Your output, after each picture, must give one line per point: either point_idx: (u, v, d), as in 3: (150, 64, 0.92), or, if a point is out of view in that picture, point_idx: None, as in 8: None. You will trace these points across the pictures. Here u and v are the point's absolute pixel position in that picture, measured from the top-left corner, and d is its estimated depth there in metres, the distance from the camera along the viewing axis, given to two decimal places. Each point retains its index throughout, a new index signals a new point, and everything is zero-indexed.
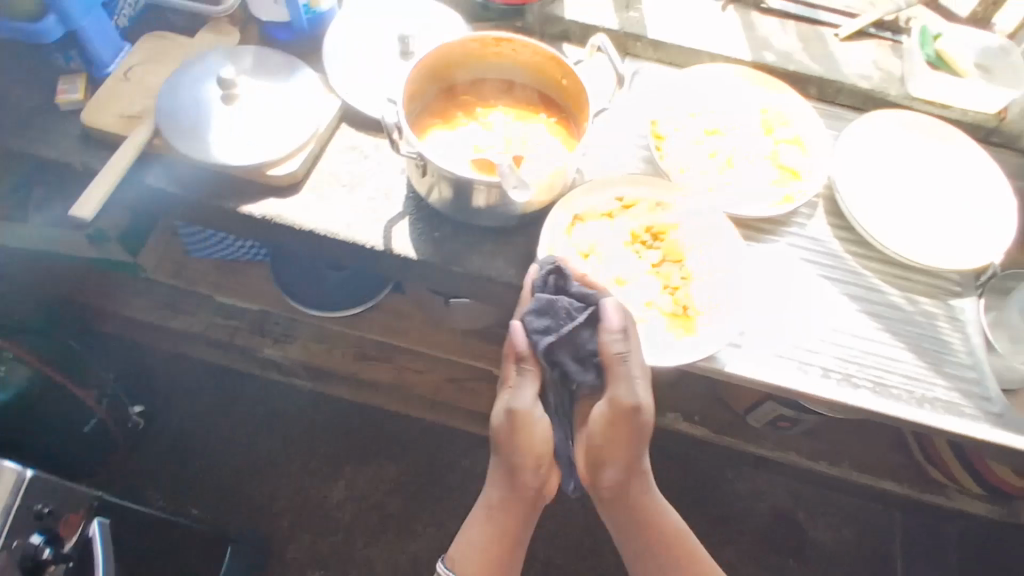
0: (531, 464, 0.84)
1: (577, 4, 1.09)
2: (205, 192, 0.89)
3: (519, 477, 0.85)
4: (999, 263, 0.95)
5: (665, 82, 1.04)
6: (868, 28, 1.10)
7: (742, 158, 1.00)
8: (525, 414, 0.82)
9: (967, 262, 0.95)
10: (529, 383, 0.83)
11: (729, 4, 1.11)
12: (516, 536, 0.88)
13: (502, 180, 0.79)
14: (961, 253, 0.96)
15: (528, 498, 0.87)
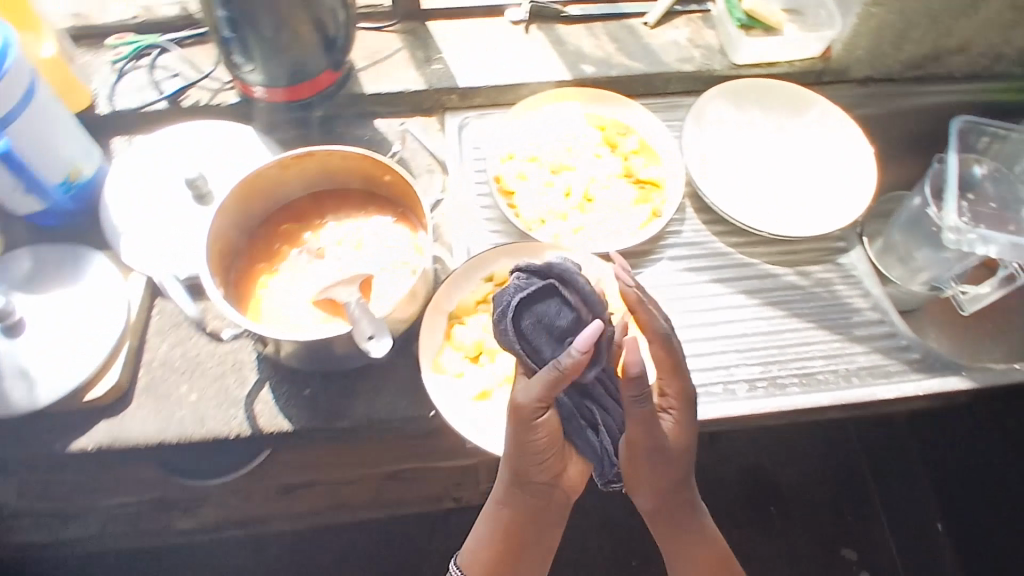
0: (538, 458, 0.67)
1: (374, 72, 0.98)
2: (23, 443, 0.75)
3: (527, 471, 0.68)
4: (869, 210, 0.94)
5: (497, 132, 0.96)
6: (674, 8, 1.06)
7: (599, 187, 0.94)
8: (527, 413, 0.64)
9: (843, 220, 0.94)
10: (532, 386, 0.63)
11: (530, 24, 1.04)
12: (525, 536, 0.71)
13: (354, 333, 0.67)
14: (831, 212, 0.95)
15: (542, 503, 0.70)
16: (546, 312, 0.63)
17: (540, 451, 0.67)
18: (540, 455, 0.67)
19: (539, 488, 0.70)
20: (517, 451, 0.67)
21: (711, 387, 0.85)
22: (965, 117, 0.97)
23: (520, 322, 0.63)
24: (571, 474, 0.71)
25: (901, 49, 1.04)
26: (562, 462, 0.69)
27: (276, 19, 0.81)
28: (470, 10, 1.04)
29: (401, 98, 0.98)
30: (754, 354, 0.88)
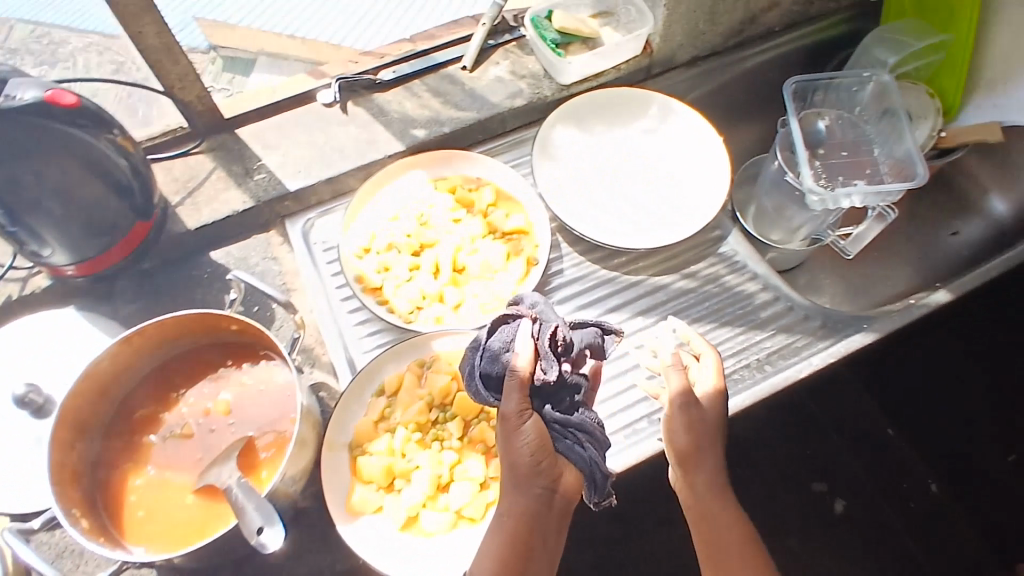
0: (532, 455, 0.64)
1: (195, 201, 0.90)
2: None
3: (527, 469, 0.64)
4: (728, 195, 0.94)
5: (344, 228, 0.89)
6: (487, 44, 1.02)
7: (465, 254, 0.89)
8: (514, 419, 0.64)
9: (713, 214, 0.92)
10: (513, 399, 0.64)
11: (347, 101, 0.97)
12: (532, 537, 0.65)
13: (244, 531, 0.62)
14: (698, 209, 0.94)
15: (547, 503, 0.65)
16: (501, 338, 0.68)
17: (534, 452, 0.64)
18: (543, 454, 0.64)
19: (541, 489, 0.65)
20: (512, 453, 0.64)
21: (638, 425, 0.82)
22: (795, 77, 0.95)
23: (480, 364, 0.68)
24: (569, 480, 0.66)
25: (717, 23, 1.02)
26: (558, 465, 0.65)
27: (58, 195, 0.71)
28: (279, 104, 0.96)
29: (233, 223, 0.90)
30: None
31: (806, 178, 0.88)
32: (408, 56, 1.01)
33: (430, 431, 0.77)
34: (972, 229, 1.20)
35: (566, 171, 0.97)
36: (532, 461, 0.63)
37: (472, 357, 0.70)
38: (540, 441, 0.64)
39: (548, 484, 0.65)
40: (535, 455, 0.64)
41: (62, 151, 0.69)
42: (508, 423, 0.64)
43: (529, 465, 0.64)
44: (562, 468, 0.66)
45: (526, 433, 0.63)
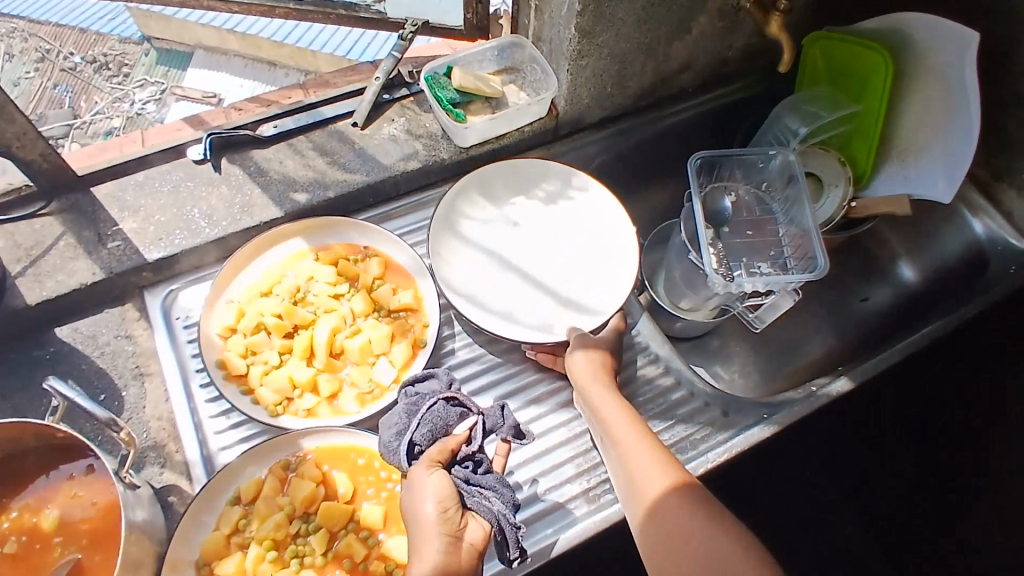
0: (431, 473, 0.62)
1: (37, 269, 0.80)
2: None
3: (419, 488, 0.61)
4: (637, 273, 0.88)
5: (206, 304, 0.80)
6: (381, 97, 0.95)
7: (347, 336, 0.81)
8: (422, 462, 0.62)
9: (617, 293, 0.87)
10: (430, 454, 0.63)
11: (222, 156, 0.89)
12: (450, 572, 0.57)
13: None
14: (603, 288, 0.89)
15: (455, 538, 0.59)
16: (439, 419, 0.66)
17: (439, 501, 0.60)
18: (449, 493, 0.60)
19: (448, 522, 0.59)
20: (419, 507, 0.60)
21: (528, 529, 0.76)
22: (701, 151, 0.93)
23: (415, 434, 0.65)
24: (473, 535, 0.60)
25: (625, 87, 0.98)
26: (460, 516, 0.60)
27: None
28: (144, 159, 0.87)
29: (81, 296, 0.80)
30: (562, 472, 0.80)
31: (705, 262, 0.85)
32: (294, 108, 0.93)
33: (288, 547, 0.69)
34: (880, 296, 1.15)
35: (462, 246, 0.90)
36: (442, 509, 0.59)
37: (399, 423, 0.66)
38: (442, 481, 0.61)
39: (457, 533, 0.59)
40: (442, 503, 0.60)
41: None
42: (414, 478, 0.62)
43: (437, 515, 0.59)
44: (467, 522, 0.61)
45: (422, 469, 0.62)
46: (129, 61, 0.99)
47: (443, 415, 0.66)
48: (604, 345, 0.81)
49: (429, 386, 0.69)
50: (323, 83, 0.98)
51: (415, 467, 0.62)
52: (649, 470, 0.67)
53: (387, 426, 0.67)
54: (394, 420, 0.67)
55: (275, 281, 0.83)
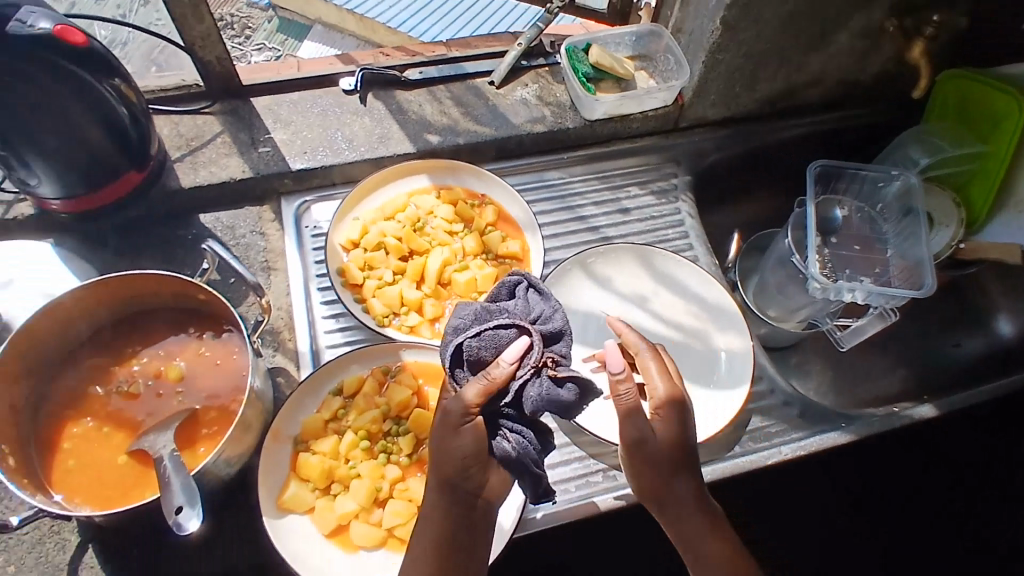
0: (455, 426, 0.56)
1: (194, 160, 0.88)
2: None
3: (446, 445, 0.56)
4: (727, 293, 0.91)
5: (336, 217, 0.88)
6: (520, 63, 1.01)
7: (455, 270, 0.86)
8: (449, 421, 0.56)
9: (702, 309, 0.91)
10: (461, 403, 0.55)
11: (368, 91, 0.96)
12: (457, 529, 0.58)
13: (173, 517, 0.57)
14: (693, 299, 0.91)
15: (472, 495, 0.58)
16: (490, 341, 0.57)
17: (463, 460, 0.56)
18: (471, 459, 0.56)
19: (466, 482, 0.57)
20: (442, 459, 0.57)
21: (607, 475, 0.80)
22: (821, 161, 0.96)
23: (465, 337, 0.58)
24: (495, 486, 0.58)
25: (753, 91, 1.00)
26: (485, 469, 0.57)
27: (49, 132, 0.71)
28: (299, 82, 0.95)
29: (227, 190, 0.89)
30: None
31: (812, 264, 0.87)
32: (438, 60, 1.00)
33: (379, 441, 0.74)
34: (973, 345, 1.13)
35: (589, 290, 0.90)
36: (459, 467, 0.56)
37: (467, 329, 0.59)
38: (464, 448, 0.56)
39: (474, 489, 0.58)
40: (465, 462, 0.56)
41: (48, 80, 0.67)
42: (443, 422, 0.56)
43: (457, 471, 0.57)
44: (490, 471, 0.58)
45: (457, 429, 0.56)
46: (252, 24, 0.98)
47: (500, 340, 0.57)
48: (676, 431, 0.60)
49: (523, 311, 0.60)
50: (463, 44, 1.05)
51: (442, 420, 0.56)
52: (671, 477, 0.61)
53: (462, 317, 0.60)
54: (472, 313, 0.60)
55: (400, 209, 0.89)
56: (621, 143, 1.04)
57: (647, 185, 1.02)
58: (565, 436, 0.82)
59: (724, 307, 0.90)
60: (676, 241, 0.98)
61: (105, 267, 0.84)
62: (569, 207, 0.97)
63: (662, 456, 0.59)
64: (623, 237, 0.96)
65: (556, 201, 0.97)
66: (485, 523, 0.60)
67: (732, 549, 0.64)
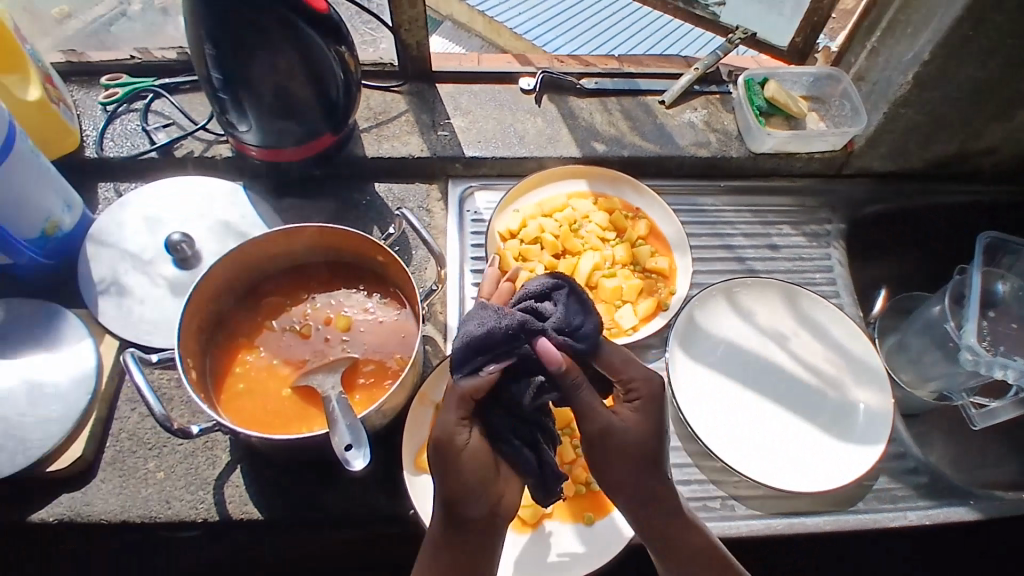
0: (454, 440, 0.55)
1: (377, 132, 0.95)
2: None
3: (449, 464, 0.55)
4: (871, 348, 0.89)
5: (499, 207, 0.92)
6: (693, 87, 1.03)
7: (604, 276, 0.88)
8: (448, 439, 0.55)
9: (841, 358, 0.89)
10: (455, 415, 0.55)
11: (544, 93, 1.00)
12: (471, 541, 0.57)
13: (342, 455, 0.62)
14: (833, 347, 0.90)
15: (480, 513, 0.56)
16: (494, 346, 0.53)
17: (463, 479, 0.55)
18: (483, 482, 0.55)
19: (472, 504, 0.56)
20: (447, 479, 0.55)
21: (725, 503, 0.81)
22: (991, 232, 0.94)
23: (473, 331, 0.53)
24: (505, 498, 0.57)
25: (926, 149, 0.99)
26: (491, 484, 0.56)
27: (273, 86, 0.79)
28: (482, 76, 1.01)
29: (404, 164, 0.95)
30: (772, 466, 0.82)
31: (970, 334, 0.87)
32: (613, 74, 1.04)
33: None
34: None
35: (730, 319, 0.91)
36: (462, 487, 0.55)
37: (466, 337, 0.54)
38: (475, 470, 0.55)
39: (484, 506, 0.56)
40: (465, 482, 0.55)
41: (282, 39, 0.75)
42: (441, 443, 0.55)
43: (460, 491, 0.55)
44: (498, 486, 0.57)
45: (459, 450, 0.55)
46: None
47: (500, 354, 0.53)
48: (652, 424, 0.58)
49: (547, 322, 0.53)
50: (636, 62, 1.08)
51: (447, 450, 0.54)
52: (651, 474, 0.59)
53: (478, 321, 0.53)
54: (494, 324, 0.52)
55: (558, 209, 0.93)
56: (778, 181, 1.04)
57: (800, 227, 1.01)
58: (687, 456, 0.83)
59: (866, 360, 0.88)
60: (822, 286, 0.97)
61: (284, 215, 0.91)
62: (719, 234, 0.98)
63: (634, 447, 0.57)
64: (769, 272, 0.96)
65: (706, 227, 0.98)
66: (494, 539, 0.58)
67: (702, 535, 0.64)
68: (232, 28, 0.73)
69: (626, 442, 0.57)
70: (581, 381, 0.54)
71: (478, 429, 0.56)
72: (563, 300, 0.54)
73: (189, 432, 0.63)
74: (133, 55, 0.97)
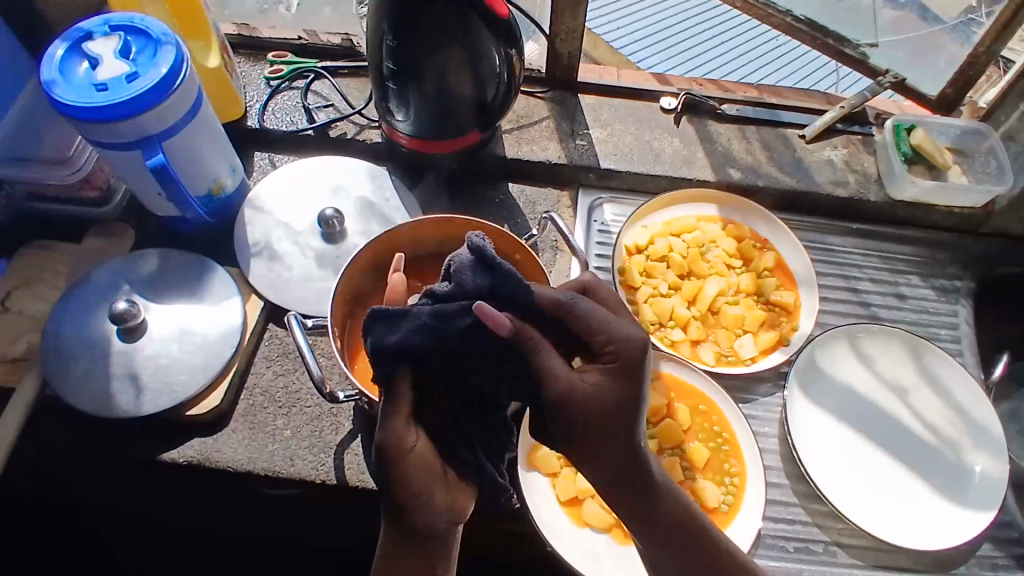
0: (402, 450, 0.53)
1: (518, 134, 0.98)
2: (136, 435, 0.78)
3: (399, 472, 0.52)
4: (995, 415, 0.86)
5: (628, 220, 0.93)
6: (835, 125, 1.02)
7: (727, 304, 0.89)
8: (396, 447, 0.52)
9: (962, 420, 0.87)
10: (399, 421, 0.53)
11: (683, 114, 1.02)
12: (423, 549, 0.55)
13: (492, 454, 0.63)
14: (956, 406, 0.87)
15: (433, 522, 0.54)
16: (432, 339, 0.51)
17: (413, 489, 0.53)
18: (432, 487, 0.53)
19: (424, 513, 0.53)
20: (400, 491, 0.52)
21: (827, 548, 0.80)
22: None
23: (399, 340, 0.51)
24: (457, 503, 0.56)
25: None
26: (442, 489, 0.54)
27: (441, 82, 0.82)
28: (624, 91, 1.03)
29: (540, 167, 0.97)
30: (882, 518, 0.80)
31: None
32: (754, 102, 1.04)
33: None
34: None
35: (849, 363, 0.89)
36: (413, 497, 0.53)
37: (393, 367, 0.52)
38: (422, 474, 0.53)
39: (437, 514, 0.54)
40: (416, 491, 0.53)
41: (458, 38, 0.79)
42: (391, 455, 0.52)
43: (413, 501, 0.53)
44: (448, 492, 0.55)
45: (408, 460, 0.53)
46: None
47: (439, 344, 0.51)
48: (621, 389, 0.53)
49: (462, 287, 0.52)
50: (776, 92, 1.07)
51: (396, 457, 0.52)
52: (622, 442, 0.54)
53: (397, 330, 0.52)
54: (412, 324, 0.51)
55: (687, 231, 0.93)
56: (911, 229, 1.01)
57: (930, 280, 0.98)
58: (793, 496, 0.82)
59: (987, 427, 0.86)
60: (948, 343, 0.94)
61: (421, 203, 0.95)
62: (846, 276, 0.96)
63: (605, 409, 0.53)
64: (894, 321, 0.94)
65: (832, 266, 0.97)
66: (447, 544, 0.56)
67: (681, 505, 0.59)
68: (414, 24, 0.78)
69: (589, 407, 0.52)
70: (537, 341, 0.51)
71: (422, 436, 0.55)
72: (466, 265, 0.52)
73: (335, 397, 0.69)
74: (300, 35, 1.04)
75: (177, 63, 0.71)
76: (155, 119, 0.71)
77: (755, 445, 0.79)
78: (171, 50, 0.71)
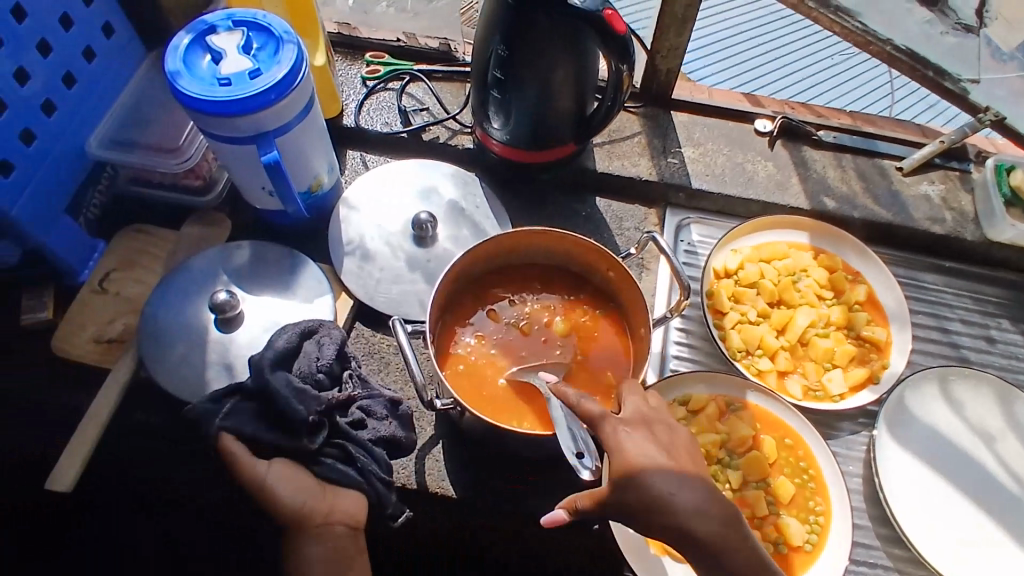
0: (260, 475, 0.64)
1: (609, 148, 0.98)
2: None
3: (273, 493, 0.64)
4: None
5: (718, 243, 0.92)
6: (934, 159, 1.00)
7: (817, 336, 0.87)
8: (251, 474, 0.64)
9: None
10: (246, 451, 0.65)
11: (777, 139, 1.00)
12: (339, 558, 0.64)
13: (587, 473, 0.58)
14: None
15: (322, 520, 0.65)
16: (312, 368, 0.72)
17: (290, 496, 0.64)
18: (300, 498, 0.64)
19: (310, 519, 0.64)
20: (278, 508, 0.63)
21: None
22: None
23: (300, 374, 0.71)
24: (342, 508, 0.66)
25: None
26: (321, 497, 0.66)
27: (547, 94, 0.82)
28: (718, 110, 1.02)
29: (629, 184, 0.97)
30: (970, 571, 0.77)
31: None
32: (851, 130, 1.02)
33: (712, 464, 0.78)
34: None
35: (939, 406, 0.86)
36: (292, 507, 0.64)
37: (241, 421, 0.67)
38: (284, 482, 0.64)
39: (321, 517, 0.65)
40: (296, 493, 0.64)
41: (570, 52, 0.78)
42: (256, 483, 0.64)
43: (294, 508, 0.64)
44: (333, 499, 0.66)
45: (275, 483, 0.64)
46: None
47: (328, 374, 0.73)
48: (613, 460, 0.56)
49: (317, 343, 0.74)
50: (871, 121, 1.05)
51: (255, 484, 0.64)
52: (648, 501, 0.53)
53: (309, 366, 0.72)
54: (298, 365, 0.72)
55: (778, 258, 0.91)
56: (1006, 272, 0.98)
57: (1020, 325, 0.94)
58: (875, 539, 0.80)
59: None
60: None
61: (508, 210, 0.95)
62: (937, 316, 0.93)
63: (621, 485, 0.54)
64: (984, 366, 0.91)
65: (923, 304, 0.94)
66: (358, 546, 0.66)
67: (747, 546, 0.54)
68: (524, 37, 0.77)
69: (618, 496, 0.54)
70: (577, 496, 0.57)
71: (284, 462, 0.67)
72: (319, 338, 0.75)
73: (432, 403, 0.70)
74: (399, 37, 1.05)
75: (298, 61, 0.72)
76: (273, 115, 0.72)
77: (843, 483, 0.77)
78: (292, 49, 0.72)
